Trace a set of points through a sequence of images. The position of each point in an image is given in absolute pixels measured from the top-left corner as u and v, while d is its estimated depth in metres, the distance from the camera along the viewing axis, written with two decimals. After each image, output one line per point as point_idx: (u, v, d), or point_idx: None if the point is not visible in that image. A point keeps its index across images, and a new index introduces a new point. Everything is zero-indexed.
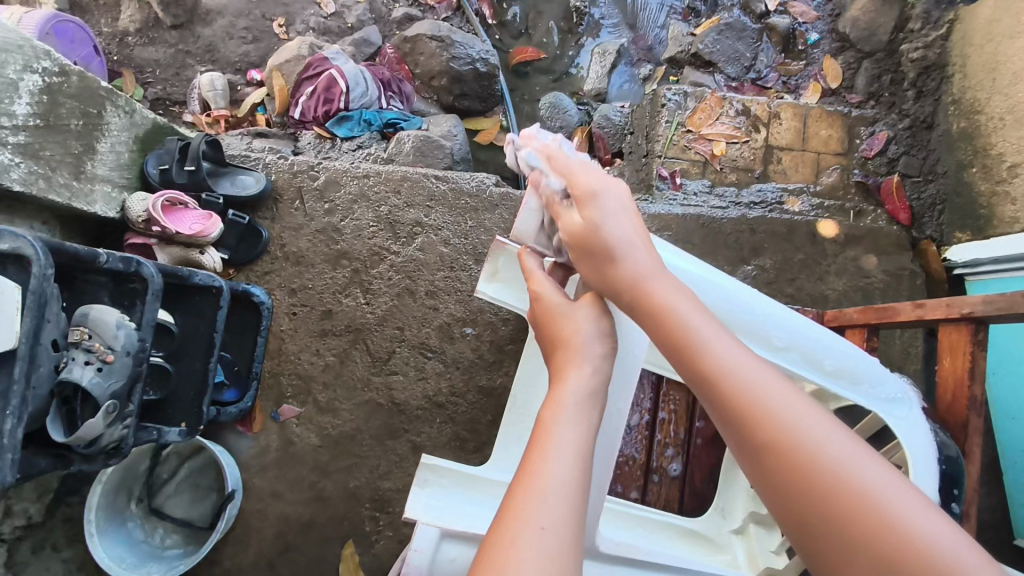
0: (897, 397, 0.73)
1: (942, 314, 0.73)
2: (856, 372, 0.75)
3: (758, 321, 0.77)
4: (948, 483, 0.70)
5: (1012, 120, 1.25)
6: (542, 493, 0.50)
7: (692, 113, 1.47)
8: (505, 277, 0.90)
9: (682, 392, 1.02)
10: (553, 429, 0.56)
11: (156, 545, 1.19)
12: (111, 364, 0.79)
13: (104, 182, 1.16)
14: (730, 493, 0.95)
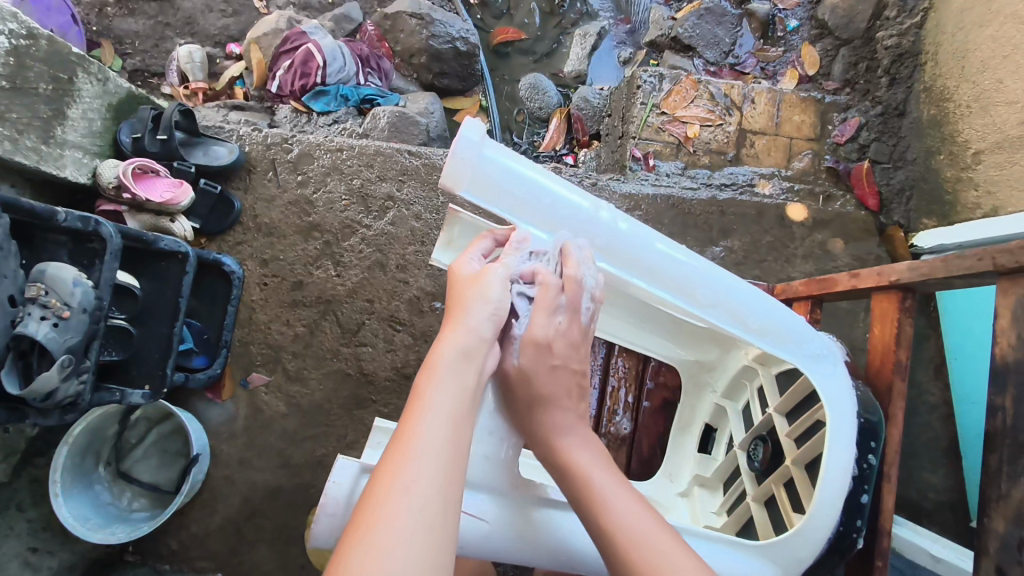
0: (826, 355, 0.73)
1: (873, 283, 0.76)
2: (784, 331, 0.73)
3: (692, 278, 0.74)
4: (865, 436, 0.70)
5: (978, 107, 1.26)
6: (414, 457, 0.51)
7: (667, 95, 1.48)
8: (460, 246, 0.90)
9: (635, 361, 1.01)
10: (427, 395, 0.55)
11: (123, 508, 1.22)
12: (67, 320, 0.80)
13: (75, 148, 1.17)
14: (677, 460, 0.94)
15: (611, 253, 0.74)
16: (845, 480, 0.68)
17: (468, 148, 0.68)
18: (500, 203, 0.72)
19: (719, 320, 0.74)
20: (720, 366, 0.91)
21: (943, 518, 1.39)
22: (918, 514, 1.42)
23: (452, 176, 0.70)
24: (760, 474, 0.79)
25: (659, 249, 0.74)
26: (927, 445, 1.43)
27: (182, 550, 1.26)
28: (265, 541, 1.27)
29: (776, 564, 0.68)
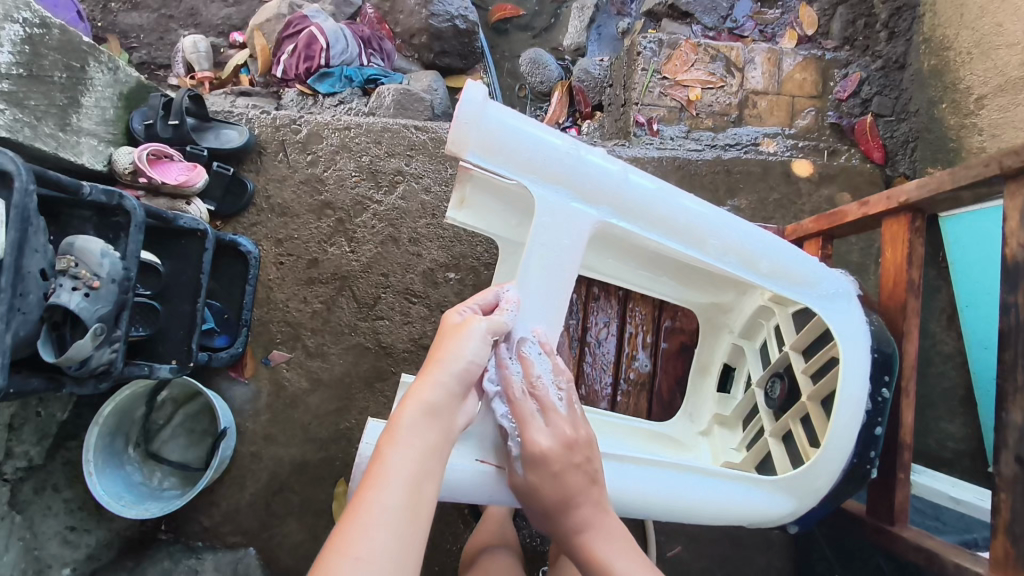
0: (840, 293, 0.79)
1: (883, 207, 0.81)
2: (797, 273, 0.78)
3: (704, 221, 0.77)
4: (881, 369, 0.76)
5: (978, 53, 1.27)
6: (377, 516, 0.57)
7: (667, 59, 1.49)
8: (473, 204, 0.92)
9: (649, 310, 1.03)
10: (386, 460, 0.61)
11: (155, 487, 1.24)
12: (97, 290, 0.82)
13: (90, 136, 1.19)
14: (695, 402, 0.97)
15: (618, 203, 0.74)
16: (858, 414, 0.75)
17: (472, 111, 0.70)
18: (508, 163, 0.72)
19: (733, 267, 0.77)
20: (735, 308, 0.94)
21: (962, 466, 1.40)
22: (936, 464, 1.43)
23: (459, 139, 0.71)
24: (777, 410, 0.84)
25: (669, 196, 0.76)
26: (943, 395, 1.43)
27: (215, 527, 1.29)
28: (295, 514, 1.30)
29: (791, 495, 0.78)
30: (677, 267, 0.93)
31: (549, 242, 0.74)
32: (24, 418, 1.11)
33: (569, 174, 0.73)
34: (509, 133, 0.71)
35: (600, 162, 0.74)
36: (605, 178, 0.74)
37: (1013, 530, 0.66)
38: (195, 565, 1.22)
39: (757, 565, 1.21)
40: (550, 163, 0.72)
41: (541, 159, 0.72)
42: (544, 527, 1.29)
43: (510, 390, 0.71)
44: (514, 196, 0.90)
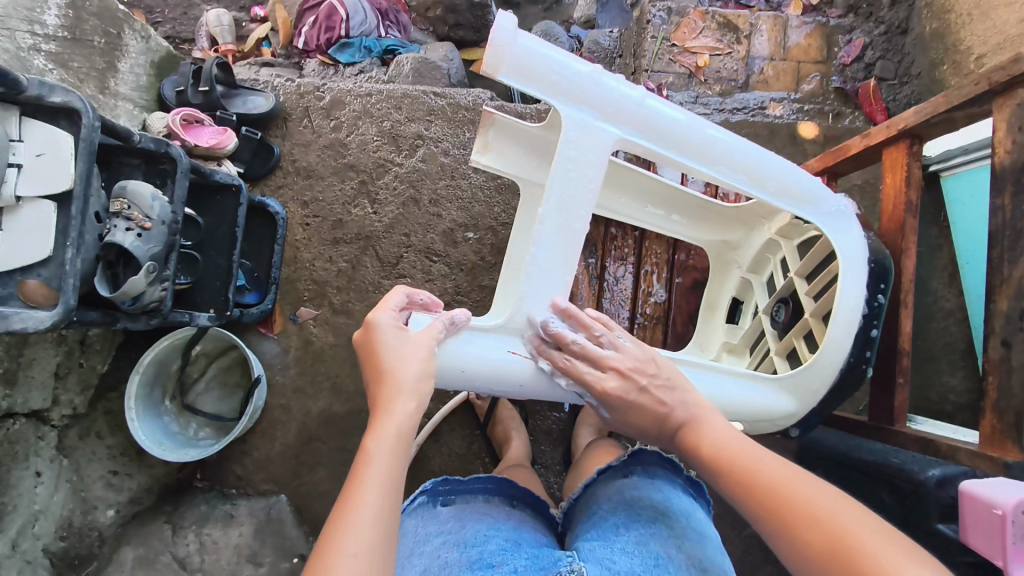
0: (839, 211, 0.87)
1: (884, 136, 0.95)
2: (803, 191, 0.85)
3: (720, 145, 0.82)
4: (878, 279, 0.87)
5: (978, 14, 1.31)
6: (360, 507, 0.58)
7: (676, 27, 1.54)
8: (495, 148, 1.06)
9: (665, 249, 1.13)
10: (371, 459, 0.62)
11: (191, 436, 1.30)
12: (149, 231, 0.88)
13: (127, 101, 1.25)
14: (706, 334, 1.10)
15: (638, 123, 0.79)
16: (857, 321, 0.85)
17: (505, 35, 0.73)
18: (538, 85, 0.75)
19: (745, 185, 0.84)
20: (746, 244, 1.07)
21: (962, 417, 1.44)
22: (938, 417, 1.47)
23: (493, 61, 0.74)
24: (780, 331, 0.96)
25: (685, 118, 0.81)
26: (944, 349, 1.48)
27: (248, 475, 1.35)
28: (324, 463, 1.36)
29: (794, 396, 0.88)
30: (694, 206, 1.06)
31: (575, 162, 0.78)
32: (69, 367, 1.17)
33: (597, 97, 0.78)
34: (539, 55, 0.75)
35: (621, 87, 0.78)
36: (627, 103, 0.79)
37: (999, 406, 0.83)
38: (230, 510, 1.30)
39: None
40: (577, 86, 0.77)
41: (568, 82, 0.76)
42: (560, 475, 1.36)
43: (564, 339, 0.78)
44: (532, 138, 1.05)
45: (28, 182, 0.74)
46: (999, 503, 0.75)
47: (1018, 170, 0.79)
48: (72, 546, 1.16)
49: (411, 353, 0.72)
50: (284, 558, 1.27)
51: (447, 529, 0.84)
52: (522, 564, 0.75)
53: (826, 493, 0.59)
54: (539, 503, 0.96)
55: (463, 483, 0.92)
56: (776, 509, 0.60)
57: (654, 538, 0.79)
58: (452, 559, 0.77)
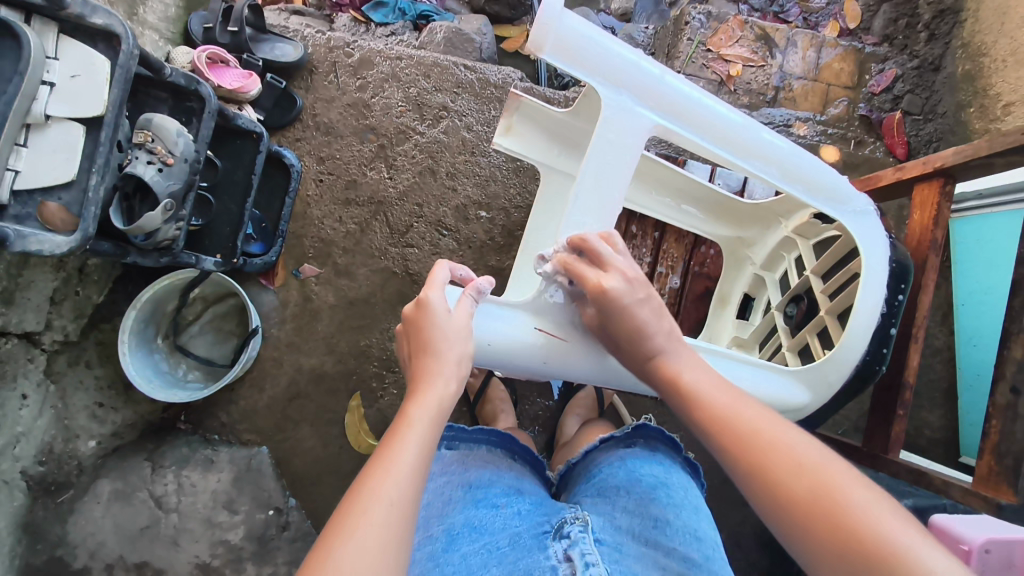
0: (864, 211, 0.88)
1: (917, 172, 0.98)
2: (832, 190, 0.86)
3: (757, 140, 0.83)
4: (897, 279, 0.89)
5: (1013, 62, 1.33)
6: (393, 477, 0.57)
7: (713, 33, 1.52)
8: (517, 133, 1.06)
9: (681, 254, 1.15)
10: (412, 422, 0.63)
11: (179, 378, 1.30)
12: (170, 167, 0.87)
13: (153, 31, 1.24)
14: (716, 327, 1.12)
15: (676, 113, 0.79)
16: (875, 316, 0.88)
17: (551, 12, 0.72)
18: (580, 66, 0.75)
19: (778, 181, 0.84)
20: (760, 242, 1.09)
21: (936, 452, 1.48)
22: (912, 450, 1.50)
23: (539, 38, 0.72)
24: (793, 327, 1.01)
25: (722, 110, 0.81)
26: (927, 386, 1.51)
27: (232, 423, 1.34)
28: (309, 421, 1.35)
29: (810, 387, 0.89)
30: (710, 200, 1.08)
31: (610, 147, 0.78)
32: (65, 295, 1.16)
33: (636, 81, 0.77)
34: (581, 34, 0.74)
35: (662, 74, 0.78)
36: (667, 90, 0.79)
37: (1000, 449, 0.87)
38: (211, 455, 1.29)
39: (737, 518, 1.36)
40: (619, 68, 0.76)
41: (609, 65, 0.76)
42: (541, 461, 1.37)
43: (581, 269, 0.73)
44: (556, 124, 1.04)
45: (60, 102, 0.74)
46: (966, 541, 0.89)
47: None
48: (49, 472, 1.16)
49: (456, 337, 0.71)
50: (260, 509, 1.27)
51: (451, 470, 0.89)
52: (524, 508, 0.83)
53: (816, 457, 0.57)
54: (537, 462, 0.99)
55: (467, 431, 0.94)
56: (760, 467, 0.58)
57: (653, 502, 0.83)
58: (457, 497, 0.85)
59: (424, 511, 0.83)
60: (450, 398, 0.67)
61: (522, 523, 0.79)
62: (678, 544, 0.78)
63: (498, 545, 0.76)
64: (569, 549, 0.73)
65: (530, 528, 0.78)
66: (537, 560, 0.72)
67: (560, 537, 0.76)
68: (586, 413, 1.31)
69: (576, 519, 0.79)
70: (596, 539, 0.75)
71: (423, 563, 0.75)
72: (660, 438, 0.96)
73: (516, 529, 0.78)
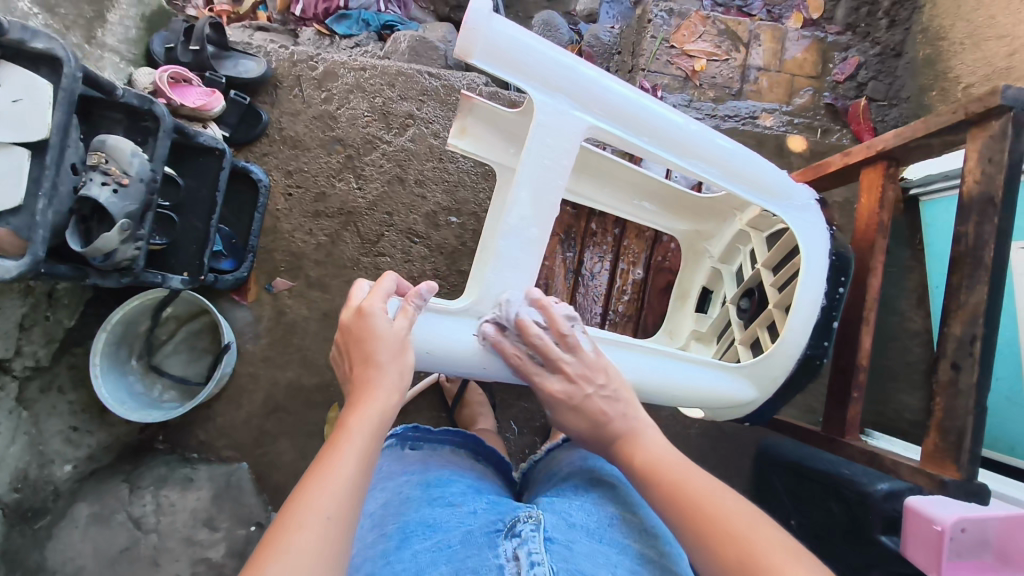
0: (806, 204, 0.90)
1: (863, 156, 0.98)
2: (773, 187, 0.88)
3: (694, 138, 0.83)
4: (838, 272, 0.89)
5: (970, 44, 1.35)
6: (326, 489, 0.58)
7: (676, 30, 1.53)
8: (472, 134, 1.06)
9: (643, 249, 1.16)
10: (351, 434, 0.63)
11: (154, 398, 1.30)
12: (126, 187, 0.87)
13: (113, 53, 1.24)
14: (676, 323, 1.13)
15: (610, 114, 0.79)
16: (815, 311, 0.89)
17: (479, 19, 0.72)
18: (511, 71, 0.74)
19: (717, 179, 0.85)
20: (717, 234, 1.09)
21: (919, 437, 1.48)
22: (895, 435, 1.50)
23: (467, 44, 0.72)
24: (746, 321, 1.00)
25: (660, 110, 0.82)
26: (907, 369, 1.51)
27: (210, 441, 1.34)
28: (288, 434, 1.36)
29: (755, 386, 0.92)
30: (663, 194, 1.08)
31: (547, 151, 0.78)
32: (34, 321, 1.15)
33: (569, 84, 0.77)
34: (514, 36, 0.73)
35: (596, 76, 0.78)
36: (602, 93, 0.79)
37: None
38: (189, 474, 1.29)
39: None
40: (551, 72, 0.76)
41: (543, 69, 0.75)
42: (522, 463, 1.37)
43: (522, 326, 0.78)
44: (510, 125, 1.04)
45: (3, 127, 0.74)
46: (939, 521, 0.92)
47: (983, 201, 0.81)
48: (26, 498, 1.13)
49: (388, 347, 0.70)
50: (241, 525, 1.27)
51: (412, 470, 0.90)
52: (482, 507, 0.82)
53: (754, 524, 0.61)
54: (502, 463, 1.04)
55: (434, 432, 0.98)
56: (697, 519, 0.63)
57: (611, 498, 0.87)
58: (414, 495, 0.84)
59: (379, 510, 0.83)
60: (392, 407, 0.68)
61: (475, 521, 0.79)
62: (631, 542, 0.79)
63: (449, 542, 0.75)
64: (518, 548, 0.71)
65: (484, 525, 0.77)
66: (485, 557, 0.71)
67: (512, 535, 0.73)
68: None
69: (529, 517, 0.76)
70: (547, 538, 0.73)
71: (373, 561, 0.74)
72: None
73: (469, 527, 0.78)
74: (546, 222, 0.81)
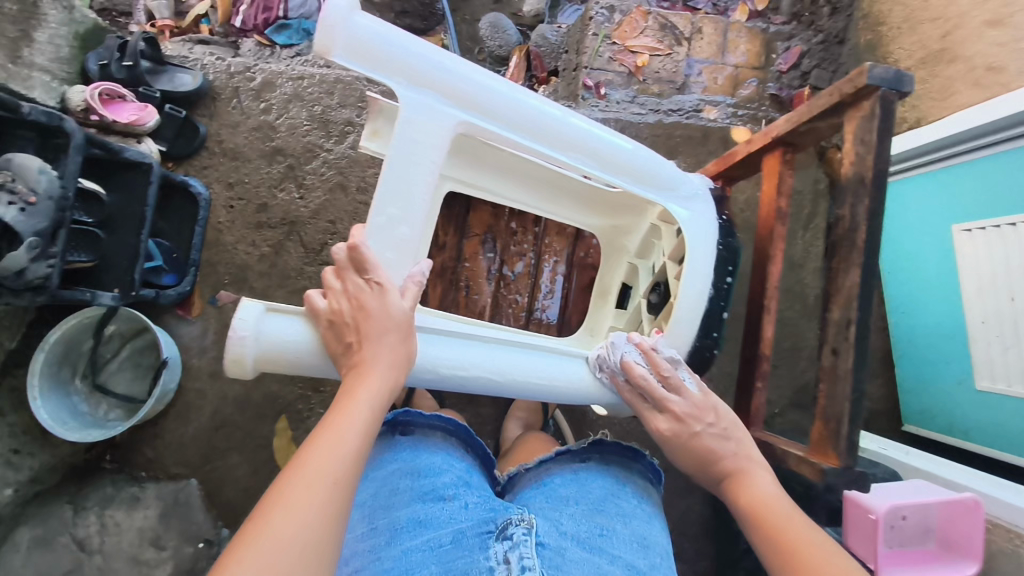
0: (688, 194, 0.93)
1: (762, 143, 0.97)
2: (653, 176, 0.90)
3: (571, 131, 0.85)
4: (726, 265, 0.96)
5: (907, 27, 1.34)
6: (312, 478, 0.59)
7: (618, 26, 1.53)
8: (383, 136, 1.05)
9: (565, 245, 1.14)
10: (342, 425, 0.65)
11: (99, 418, 1.29)
12: (33, 205, 0.86)
13: (42, 72, 1.21)
14: (596, 321, 1.14)
15: (481, 109, 0.81)
16: (700, 304, 0.94)
17: (339, 15, 0.72)
18: (376, 67, 0.75)
19: (595, 169, 0.87)
20: (635, 229, 1.09)
21: (879, 425, 1.46)
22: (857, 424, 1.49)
23: (326, 41, 0.73)
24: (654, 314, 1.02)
25: (536, 104, 0.83)
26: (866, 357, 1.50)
27: (158, 458, 1.33)
28: (238, 449, 1.35)
29: None
30: (582, 194, 1.07)
31: (417, 145, 0.79)
32: None
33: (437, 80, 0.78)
34: (376, 34, 0.74)
35: (466, 71, 0.79)
36: (473, 88, 0.80)
37: None
38: (136, 493, 1.28)
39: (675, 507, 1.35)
40: (418, 68, 0.77)
41: (410, 66, 0.76)
42: None
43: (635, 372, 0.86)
44: None
45: None
46: (873, 509, 0.92)
47: (855, 181, 0.80)
48: None
49: (384, 326, 0.73)
50: (188, 542, 1.27)
51: (403, 457, 0.90)
52: (472, 501, 0.82)
53: (827, 543, 0.67)
54: (489, 458, 1.00)
55: (424, 418, 0.96)
56: (781, 540, 0.69)
57: (600, 512, 0.83)
58: (405, 487, 0.84)
59: (371, 501, 0.84)
60: (394, 390, 0.71)
61: (465, 517, 0.79)
62: (622, 554, 0.78)
63: (439, 541, 0.76)
64: (509, 552, 0.71)
65: (474, 525, 0.77)
66: (474, 562, 0.71)
67: (503, 537, 0.73)
68: (529, 417, 1.31)
69: (521, 520, 0.76)
70: (538, 542, 0.73)
71: (364, 555, 0.77)
72: (618, 452, 0.95)
73: (459, 524, 0.77)
74: (416, 221, 0.81)
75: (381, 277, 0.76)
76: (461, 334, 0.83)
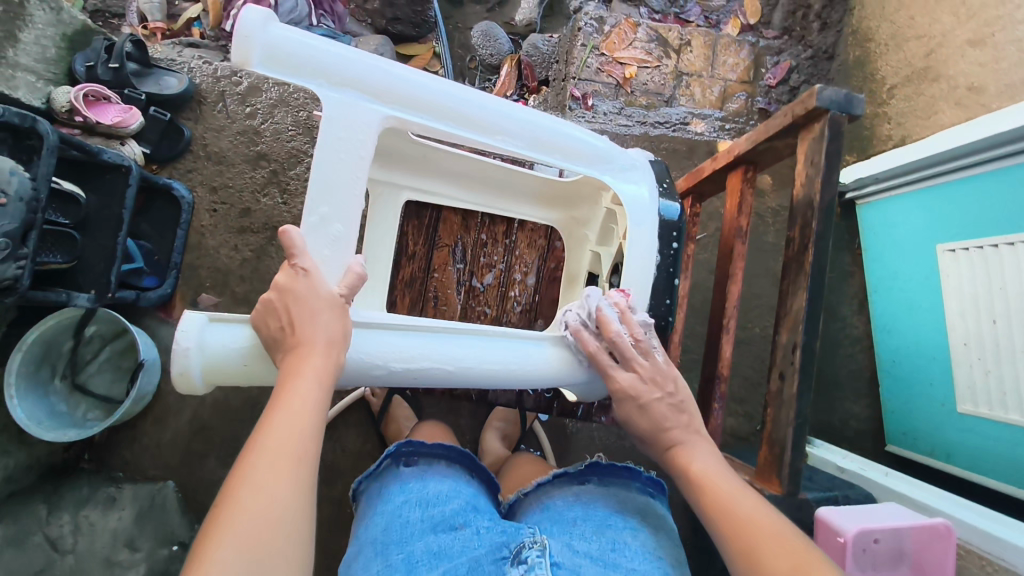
0: (629, 169, 0.94)
1: (724, 162, 0.97)
2: (593, 158, 0.92)
3: (504, 118, 0.86)
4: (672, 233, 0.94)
5: (893, 44, 1.35)
6: (265, 456, 0.59)
7: (606, 37, 1.51)
8: None
9: (534, 257, 1.15)
10: (287, 398, 0.64)
11: (78, 418, 1.28)
12: (3, 206, 0.87)
13: (27, 72, 1.22)
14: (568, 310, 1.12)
15: (410, 104, 0.80)
16: (649, 269, 0.93)
17: (250, 24, 0.72)
18: (295, 72, 0.74)
19: (533, 156, 0.88)
20: (591, 217, 1.11)
21: (861, 444, 1.45)
22: (839, 442, 1.48)
23: (242, 52, 0.72)
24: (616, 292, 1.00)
25: (462, 94, 0.83)
26: (850, 374, 1.49)
27: (138, 460, 1.35)
28: (216, 452, 1.37)
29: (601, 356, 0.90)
30: (534, 187, 1.09)
31: (345, 145, 0.78)
32: None
33: (360, 78, 0.77)
34: (288, 37, 0.74)
35: (389, 68, 0.79)
36: (399, 83, 0.79)
37: None
38: (113, 493, 1.28)
39: None
40: (339, 69, 0.76)
41: (330, 65, 0.76)
42: None
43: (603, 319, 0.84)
44: None
45: None
46: (843, 532, 0.92)
47: (804, 206, 0.81)
48: None
49: (316, 311, 0.71)
50: (162, 545, 1.25)
51: (410, 488, 0.85)
52: (484, 526, 0.78)
53: (796, 540, 0.65)
54: (491, 480, 0.96)
55: (425, 446, 0.92)
56: (742, 540, 0.67)
57: (609, 526, 0.79)
58: (416, 518, 0.79)
59: (382, 537, 0.78)
60: (337, 366, 0.71)
61: (480, 545, 0.75)
62: (638, 566, 0.74)
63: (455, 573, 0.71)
64: None
65: (489, 551, 0.74)
66: None
67: (517, 561, 0.71)
68: (506, 426, 1.31)
69: (534, 543, 0.73)
70: (553, 563, 0.70)
71: None
72: (616, 472, 0.87)
73: (474, 553, 0.73)
74: (348, 218, 0.78)
75: (308, 263, 0.74)
76: (410, 326, 0.81)
